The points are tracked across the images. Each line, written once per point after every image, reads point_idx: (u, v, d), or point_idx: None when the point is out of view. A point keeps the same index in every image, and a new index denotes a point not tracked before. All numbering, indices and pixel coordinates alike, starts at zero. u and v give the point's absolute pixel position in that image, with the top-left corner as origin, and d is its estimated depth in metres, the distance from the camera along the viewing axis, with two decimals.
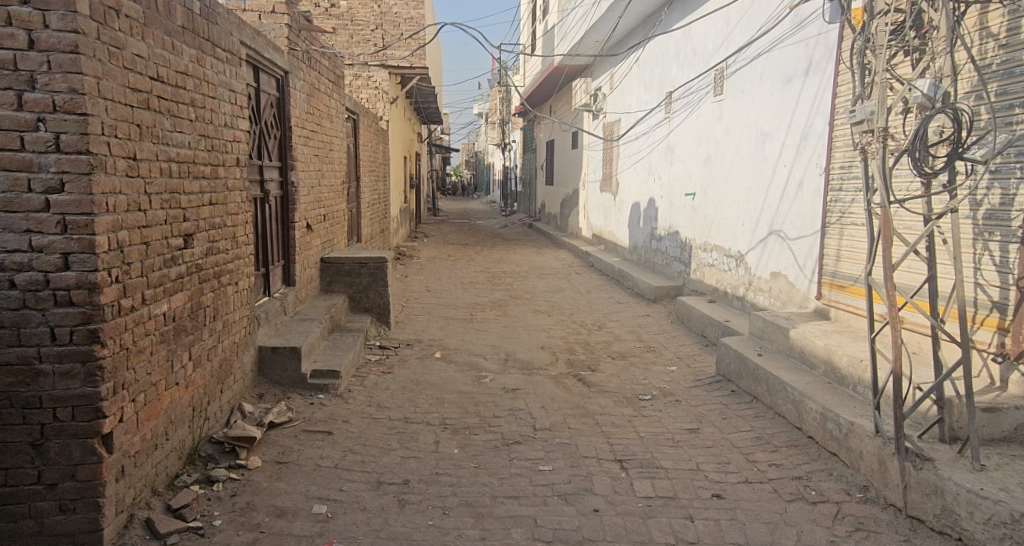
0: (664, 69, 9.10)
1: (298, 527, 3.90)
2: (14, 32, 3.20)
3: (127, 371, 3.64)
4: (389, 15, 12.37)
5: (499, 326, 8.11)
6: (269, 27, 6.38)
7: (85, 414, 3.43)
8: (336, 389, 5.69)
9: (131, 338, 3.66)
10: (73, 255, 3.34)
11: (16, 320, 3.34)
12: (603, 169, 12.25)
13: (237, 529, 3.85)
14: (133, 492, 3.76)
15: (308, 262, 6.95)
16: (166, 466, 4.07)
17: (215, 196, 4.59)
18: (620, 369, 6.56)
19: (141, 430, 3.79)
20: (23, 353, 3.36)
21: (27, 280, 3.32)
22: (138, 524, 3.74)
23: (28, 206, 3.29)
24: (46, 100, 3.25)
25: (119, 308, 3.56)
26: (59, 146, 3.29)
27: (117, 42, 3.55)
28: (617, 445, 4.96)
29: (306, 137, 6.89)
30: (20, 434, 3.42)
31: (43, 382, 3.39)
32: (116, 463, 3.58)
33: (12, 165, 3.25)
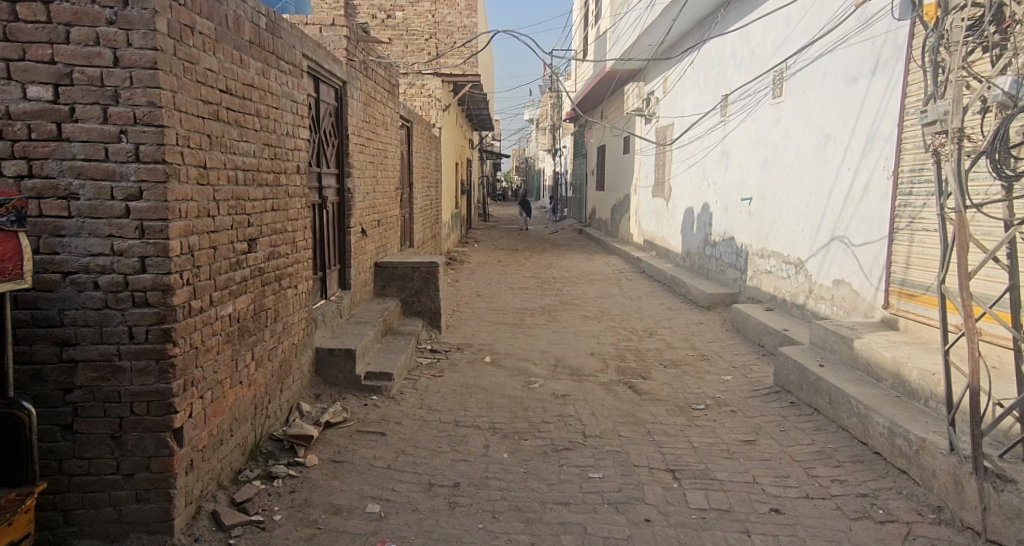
0: (719, 73, 8.94)
1: (352, 525, 3.91)
2: (101, 50, 3.29)
3: (196, 369, 3.71)
4: (443, 24, 12.51)
5: (549, 332, 8.06)
6: (329, 39, 6.49)
7: (159, 409, 3.52)
8: (389, 390, 5.71)
9: (200, 337, 3.73)
10: (149, 259, 3.41)
11: (99, 319, 3.42)
12: (655, 174, 12.10)
13: (295, 525, 3.89)
14: (201, 485, 3.83)
15: (362, 266, 7.00)
16: (231, 461, 4.14)
17: (277, 203, 4.65)
18: (672, 377, 6.45)
19: (208, 425, 3.86)
20: (105, 350, 3.44)
21: (108, 282, 3.40)
22: (205, 516, 3.80)
23: (110, 213, 3.37)
24: (128, 113, 3.34)
25: (190, 309, 3.62)
26: (138, 156, 3.37)
27: (191, 57, 3.63)
28: (669, 454, 4.87)
29: (362, 145, 6.96)
30: (101, 426, 3.50)
31: (121, 378, 3.47)
32: (186, 456, 3.65)
33: (97, 174, 3.34)
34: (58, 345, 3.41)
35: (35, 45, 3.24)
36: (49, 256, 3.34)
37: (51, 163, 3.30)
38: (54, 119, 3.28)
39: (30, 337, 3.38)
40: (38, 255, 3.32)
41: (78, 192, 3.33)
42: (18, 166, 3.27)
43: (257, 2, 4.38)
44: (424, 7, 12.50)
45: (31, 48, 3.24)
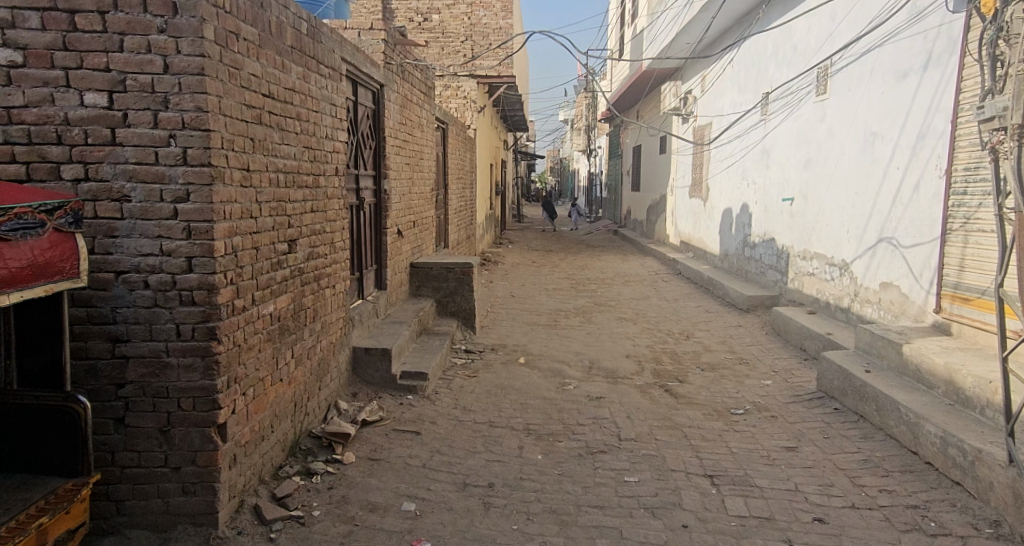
0: (760, 70, 8.76)
1: (388, 523, 3.90)
2: (152, 58, 3.36)
3: (239, 366, 3.75)
4: (479, 25, 12.51)
5: (584, 334, 7.98)
6: (367, 42, 6.51)
7: (205, 405, 3.57)
8: (424, 390, 5.69)
9: (243, 336, 3.77)
10: (196, 258, 3.47)
11: (148, 317, 3.50)
12: (692, 174, 11.93)
13: (333, 521, 3.90)
14: (244, 479, 3.87)
15: (398, 267, 7.00)
16: (272, 457, 4.17)
17: (316, 204, 4.66)
18: (710, 380, 6.33)
19: (251, 422, 3.90)
20: (154, 347, 3.52)
21: (157, 281, 3.47)
22: (247, 510, 3.85)
23: (160, 214, 3.44)
24: (177, 118, 3.40)
25: (233, 308, 3.67)
26: (186, 159, 3.43)
27: (236, 63, 3.67)
28: (707, 460, 4.76)
29: (399, 146, 6.96)
30: (150, 420, 3.57)
31: (169, 374, 3.54)
32: (230, 451, 3.70)
33: (148, 177, 3.41)
34: (111, 341, 3.49)
35: (93, 53, 3.33)
36: (103, 256, 3.43)
37: (105, 166, 3.39)
38: (107, 124, 3.37)
39: (85, 334, 3.47)
40: (93, 255, 3.41)
41: (129, 194, 3.41)
42: (75, 169, 3.37)
43: (299, 8, 4.40)
44: (461, 9, 12.52)
45: (88, 57, 3.33)
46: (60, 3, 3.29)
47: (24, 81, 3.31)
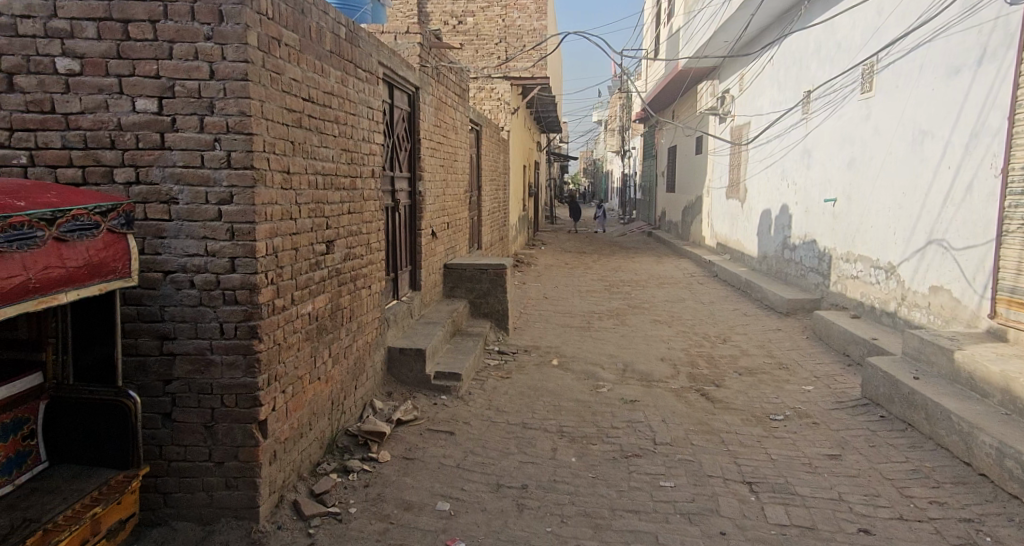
0: (802, 67, 8.58)
1: (423, 522, 3.90)
2: (199, 64, 3.44)
3: (279, 364, 3.80)
4: (513, 27, 12.49)
5: (618, 336, 7.89)
6: (403, 45, 6.50)
7: (247, 402, 3.62)
8: (459, 390, 5.66)
9: (283, 334, 3.81)
10: (238, 259, 3.53)
11: (194, 315, 3.56)
12: (729, 175, 11.74)
13: (369, 519, 3.91)
14: (283, 475, 3.92)
15: (432, 268, 6.98)
16: (310, 454, 4.21)
17: (353, 205, 4.66)
18: (748, 385, 6.19)
19: (289, 419, 3.95)
20: (199, 345, 3.58)
21: (202, 281, 3.53)
22: (287, 506, 3.90)
23: (205, 216, 3.50)
24: (222, 122, 3.47)
25: (274, 307, 3.71)
26: (230, 162, 3.49)
27: (278, 68, 3.72)
28: (745, 466, 4.64)
29: (433, 148, 6.94)
30: (195, 416, 3.63)
31: (213, 371, 3.59)
32: (270, 447, 3.75)
33: (194, 180, 3.48)
34: (159, 338, 3.57)
35: (144, 61, 3.43)
36: (152, 256, 3.52)
37: (155, 170, 3.48)
38: (157, 129, 3.46)
39: (135, 331, 3.56)
40: (143, 255, 3.49)
41: (177, 197, 3.49)
42: (127, 173, 3.47)
43: (338, 13, 4.42)
44: (495, 11, 12.51)
45: (139, 65, 3.43)
46: (115, 12, 3.39)
47: (82, 89, 3.42)
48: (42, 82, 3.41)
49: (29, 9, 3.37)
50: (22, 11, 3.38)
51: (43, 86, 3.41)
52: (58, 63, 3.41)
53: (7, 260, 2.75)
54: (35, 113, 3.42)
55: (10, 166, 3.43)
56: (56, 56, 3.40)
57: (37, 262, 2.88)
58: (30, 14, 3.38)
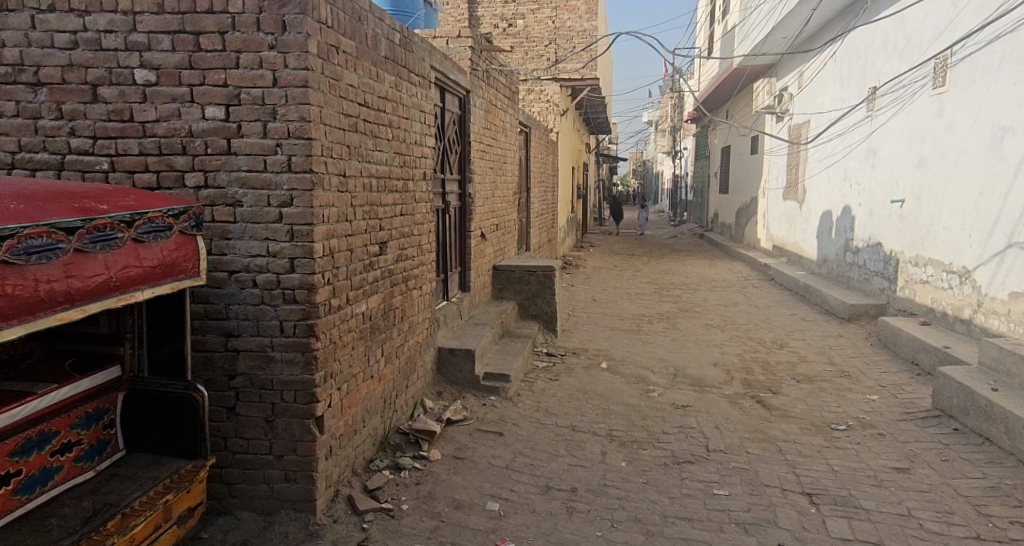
0: (867, 63, 8.28)
1: (473, 521, 3.90)
2: (263, 73, 3.52)
3: (335, 362, 3.84)
4: (564, 29, 12.40)
5: (669, 340, 7.72)
6: (454, 49, 6.46)
7: (305, 398, 3.68)
8: (507, 391, 5.59)
9: (338, 333, 3.85)
10: (298, 259, 3.59)
11: (256, 313, 3.65)
12: (786, 175, 11.41)
13: (422, 516, 3.93)
14: (339, 470, 3.97)
15: (481, 270, 6.93)
16: (363, 450, 4.25)
17: (405, 208, 4.62)
18: (807, 393, 5.97)
19: (345, 415, 3.99)
20: (260, 342, 3.66)
21: (264, 280, 3.62)
22: (341, 499, 3.95)
23: (266, 218, 3.58)
24: (283, 128, 3.54)
25: (330, 306, 3.75)
26: (290, 166, 3.55)
27: (336, 74, 3.75)
28: (805, 477, 4.45)
29: (483, 151, 6.88)
30: (257, 410, 3.72)
31: (273, 368, 3.67)
32: (326, 443, 3.81)
33: (257, 183, 3.57)
34: (224, 336, 3.68)
35: (213, 71, 3.53)
36: (219, 256, 3.63)
37: (222, 174, 3.58)
38: (224, 135, 3.56)
39: (203, 328, 3.68)
40: (210, 256, 3.61)
41: (241, 200, 3.59)
42: (197, 177, 3.59)
43: (393, 19, 4.40)
44: (545, 13, 12.44)
45: (209, 74, 3.53)
46: (187, 25, 3.51)
47: (158, 99, 3.56)
48: (123, 92, 3.56)
49: (111, 23, 3.52)
50: (104, 25, 3.52)
51: (123, 96, 3.56)
52: (137, 74, 3.54)
53: (91, 260, 2.93)
54: (115, 122, 3.58)
55: (93, 171, 3.61)
56: (135, 68, 3.54)
57: (117, 262, 3.04)
58: (112, 29, 3.52)
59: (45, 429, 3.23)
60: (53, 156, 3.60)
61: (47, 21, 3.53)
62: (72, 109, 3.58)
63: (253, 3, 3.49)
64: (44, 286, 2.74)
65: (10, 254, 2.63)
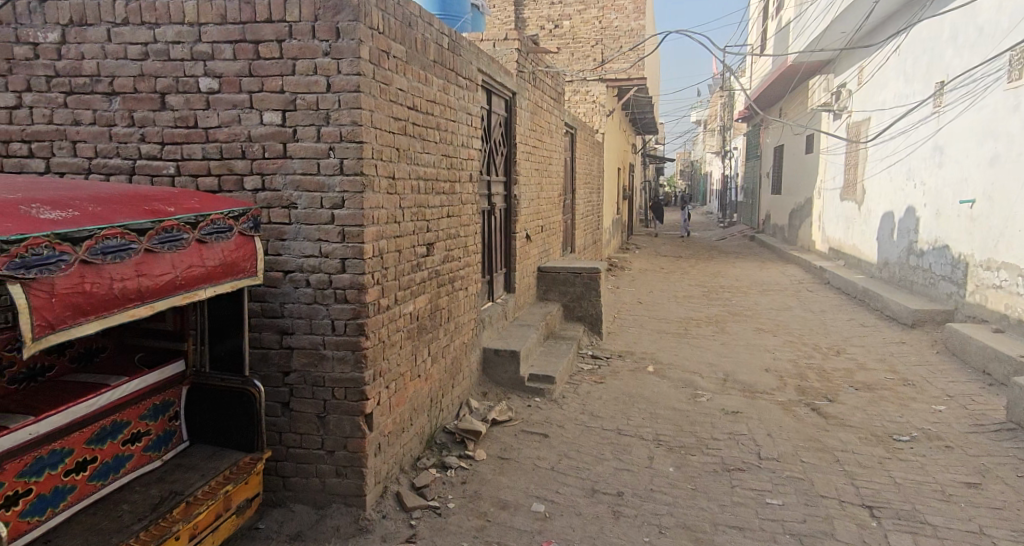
0: (935, 56, 7.95)
1: (519, 522, 3.81)
2: (317, 79, 3.47)
3: (384, 361, 3.78)
4: (610, 29, 12.23)
5: (718, 344, 7.50)
6: (501, 51, 6.37)
7: (355, 395, 3.63)
8: (552, 393, 5.48)
9: (387, 333, 3.78)
10: (349, 259, 3.53)
11: (309, 312, 3.60)
12: (844, 175, 11.04)
13: (467, 515, 3.86)
14: (387, 467, 3.91)
15: (526, 271, 6.83)
16: (410, 448, 4.18)
17: (452, 210, 4.54)
18: (866, 401, 5.71)
19: (393, 413, 3.93)
20: (313, 340, 3.62)
21: (316, 280, 3.57)
22: (390, 496, 3.89)
23: (319, 220, 3.54)
24: (336, 132, 3.48)
25: (379, 305, 3.69)
26: (343, 169, 3.50)
27: (386, 79, 3.68)
28: (865, 488, 4.24)
29: (528, 152, 6.78)
30: (310, 406, 3.68)
31: (325, 365, 3.63)
32: (375, 440, 3.75)
33: (311, 186, 3.53)
34: (279, 333, 3.65)
35: (271, 77, 3.51)
36: (275, 256, 3.60)
37: (278, 177, 3.55)
38: (280, 139, 3.53)
39: (260, 325, 3.66)
40: (266, 256, 3.58)
41: (296, 202, 3.55)
42: (254, 180, 3.57)
43: (441, 23, 4.32)
44: (592, 13, 12.29)
45: (267, 81, 3.51)
46: (248, 34, 3.49)
47: (220, 105, 3.56)
48: (187, 100, 3.57)
49: (178, 34, 3.54)
50: (173, 37, 3.54)
51: (189, 104, 3.57)
52: (201, 82, 3.55)
53: (160, 260, 2.91)
54: (181, 128, 3.59)
55: (160, 176, 3.64)
56: (199, 76, 3.55)
57: (183, 262, 3.02)
58: (179, 40, 3.54)
59: (119, 419, 3.25)
60: (125, 161, 3.65)
61: (121, 34, 3.56)
62: (142, 116, 3.61)
63: (309, 11, 3.44)
64: (118, 285, 2.73)
65: (88, 253, 2.65)
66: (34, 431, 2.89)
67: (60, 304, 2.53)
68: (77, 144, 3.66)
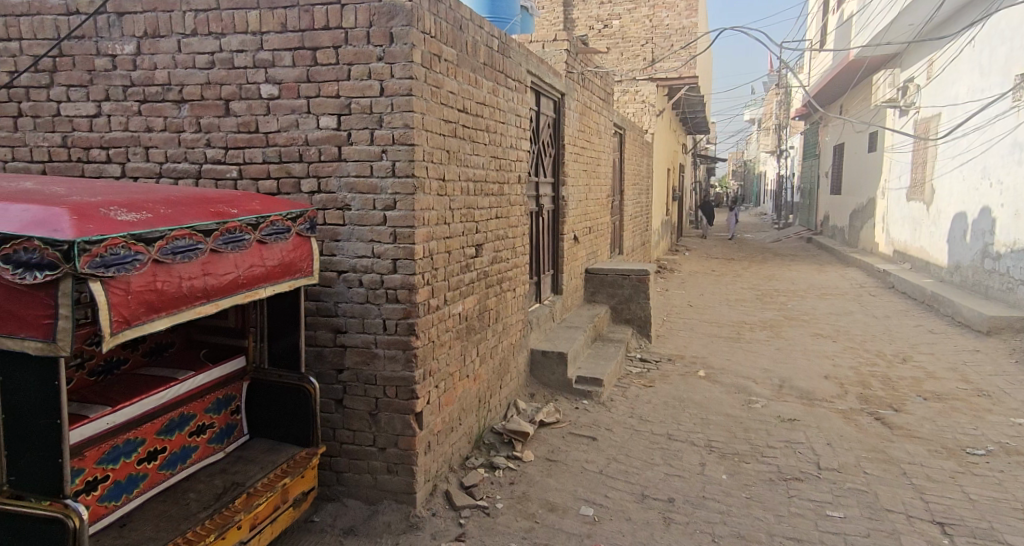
0: (1014, 45, 7.53)
1: (567, 525, 3.67)
2: (371, 83, 3.38)
3: (433, 360, 3.67)
4: (661, 27, 11.97)
5: (773, 349, 7.23)
6: (550, 52, 6.23)
7: (406, 394, 3.53)
8: (600, 396, 5.31)
9: (437, 333, 3.68)
10: (400, 261, 3.44)
11: (361, 311, 3.52)
12: (912, 174, 10.59)
13: (515, 515, 3.73)
14: (437, 465, 3.80)
15: (573, 273, 6.68)
16: (459, 447, 4.07)
17: (500, 212, 4.41)
18: (935, 412, 5.40)
19: (442, 412, 3.82)
20: (365, 339, 3.54)
21: (369, 280, 3.49)
22: (439, 494, 3.78)
23: (371, 221, 3.45)
24: (388, 135, 3.39)
25: (429, 305, 3.59)
26: (395, 171, 3.40)
27: (438, 82, 3.58)
28: (935, 504, 3.97)
29: (577, 153, 6.61)
30: (362, 403, 3.59)
31: (377, 363, 3.54)
32: (425, 438, 3.64)
33: (365, 188, 3.44)
34: (333, 332, 3.58)
35: (327, 83, 3.43)
36: (329, 257, 3.53)
37: (333, 180, 3.48)
38: (335, 143, 3.46)
39: (315, 323, 3.59)
40: (321, 256, 3.52)
41: (349, 204, 3.47)
42: (310, 183, 3.51)
43: (492, 26, 4.20)
44: (642, 12, 12.05)
45: (324, 86, 3.44)
46: (306, 42, 3.43)
47: (280, 111, 3.50)
48: (250, 106, 3.53)
49: (242, 43, 3.50)
50: (237, 45, 3.50)
51: (251, 110, 3.54)
52: (262, 89, 3.51)
53: (223, 260, 2.87)
54: (243, 133, 3.56)
55: (224, 180, 3.61)
56: (261, 83, 3.51)
57: (244, 262, 2.97)
58: (243, 49, 3.50)
59: (185, 412, 3.27)
60: (192, 166, 3.63)
61: (190, 44, 3.55)
62: (209, 123, 3.58)
63: (365, 17, 3.36)
64: (186, 283, 2.69)
65: (160, 253, 2.60)
66: (112, 421, 2.92)
67: (135, 301, 2.49)
68: (149, 150, 3.66)
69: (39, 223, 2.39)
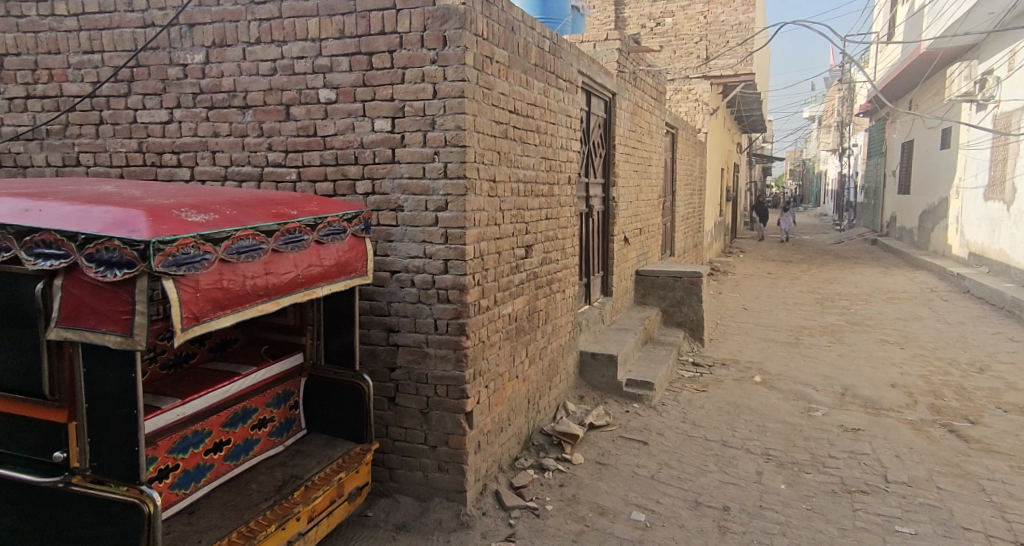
0: None
1: (619, 530, 3.60)
2: (425, 86, 3.37)
3: (484, 360, 3.64)
4: (716, 24, 11.75)
5: (833, 355, 7.01)
6: (602, 51, 6.16)
7: (457, 393, 3.51)
8: (651, 400, 5.21)
9: (487, 333, 3.65)
10: (451, 261, 3.43)
11: (413, 311, 3.51)
12: (990, 171, 10.16)
13: (566, 518, 3.67)
14: (486, 465, 3.77)
15: (624, 274, 6.59)
16: (508, 448, 4.03)
17: (550, 212, 4.36)
18: (1014, 425, 5.14)
19: (492, 412, 3.79)
20: (417, 338, 3.53)
21: (421, 280, 3.48)
22: (489, 494, 3.75)
23: (423, 221, 3.44)
24: (440, 136, 3.37)
25: (480, 305, 3.56)
26: (446, 172, 3.39)
27: (490, 83, 3.55)
28: (1016, 522, 3.78)
29: (628, 153, 6.52)
30: (413, 402, 3.58)
31: (428, 362, 3.53)
32: (475, 437, 3.62)
33: (417, 189, 3.44)
34: (387, 331, 3.58)
35: (382, 86, 3.43)
36: (383, 257, 3.53)
37: (387, 182, 3.48)
38: (390, 145, 3.45)
39: (368, 322, 3.60)
40: (375, 256, 3.52)
41: (403, 204, 3.47)
42: (365, 184, 3.51)
43: (543, 27, 4.16)
44: (696, 9, 11.85)
45: (379, 90, 3.44)
46: (363, 47, 3.44)
47: (337, 115, 3.52)
48: (308, 110, 3.56)
49: (302, 49, 3.53)
50: (297, 52, 3.54)
51: (310, 114, 3.56)
52: (320, 94, 3.53)
53: (284, 259, 2.89)
54: (302, 137, 3.59)
55: (284, 182, 3.65)
56: (319, 88, 3.53)
57: (303, 261, 2.99)
58: (303, 55, 3.53)
59: (248, 406, 3.31)
60: (255, 169, 3.67)
61: (254, 52, 3.59)
62: (270, 127, 3.63)
63: (419, 21, 3.35)
64: (249, 282, 2.71)
65: (226, 252, 2.63)
66: (181, 412, 2.96)
67: (204, 298, 2.52)
68: (216, 154, 3.72)
69: (119, 224, 2.43)
